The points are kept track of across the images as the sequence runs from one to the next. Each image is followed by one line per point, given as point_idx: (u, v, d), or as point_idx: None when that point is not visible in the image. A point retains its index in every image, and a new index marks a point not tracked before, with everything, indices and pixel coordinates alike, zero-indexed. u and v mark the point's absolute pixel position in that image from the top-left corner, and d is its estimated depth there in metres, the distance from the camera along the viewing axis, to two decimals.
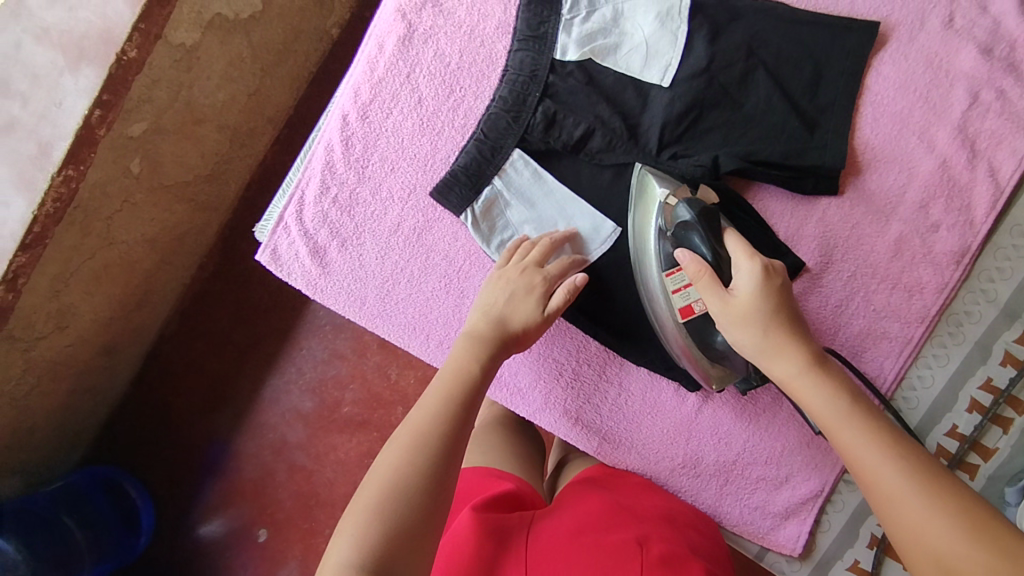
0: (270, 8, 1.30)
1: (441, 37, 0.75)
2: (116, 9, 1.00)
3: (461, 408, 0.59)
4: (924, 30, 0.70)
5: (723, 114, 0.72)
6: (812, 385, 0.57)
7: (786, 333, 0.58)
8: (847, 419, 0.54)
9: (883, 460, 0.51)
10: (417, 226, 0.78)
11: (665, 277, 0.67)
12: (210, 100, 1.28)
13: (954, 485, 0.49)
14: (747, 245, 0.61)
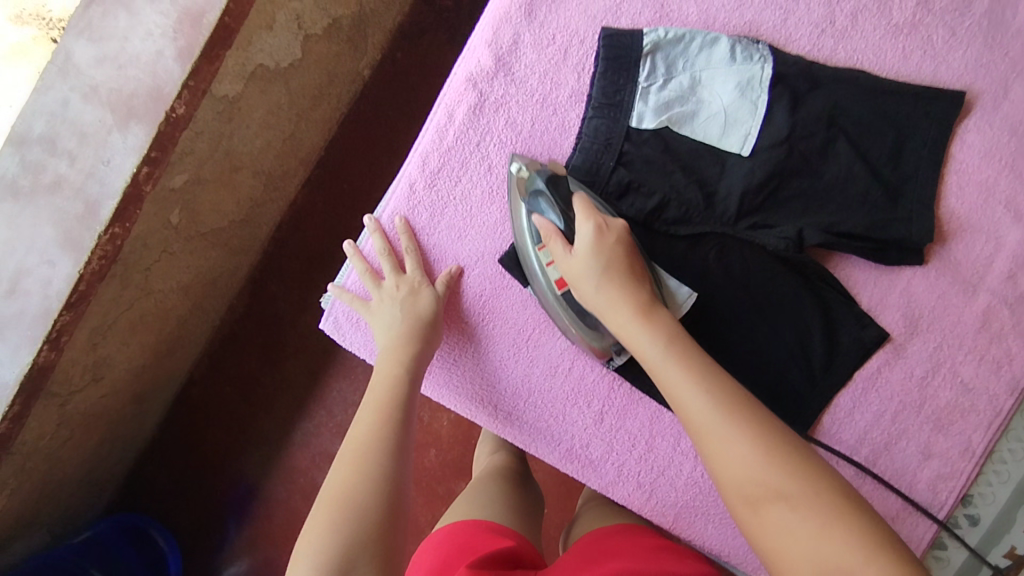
0: (309, 54, 1.29)
1: (513, 105, 0.74)
2: (166, 67, 0.98)
3: (393, 415, 0.68)
4: (1009, 99, 0.69)
5: (803, 183, 0.70)
6: (639, 333, 0.61)
7: (621, 284, 0.63)
8: (665, 362, 0.59)
9: (697, 398, 0.56)
10: (483, 293, 0.76)
11: (536, 253, 0.69)
12: (248, 147, 1.28)
13: (752, 410, 0.55)
14: (583, 204, 0.65)
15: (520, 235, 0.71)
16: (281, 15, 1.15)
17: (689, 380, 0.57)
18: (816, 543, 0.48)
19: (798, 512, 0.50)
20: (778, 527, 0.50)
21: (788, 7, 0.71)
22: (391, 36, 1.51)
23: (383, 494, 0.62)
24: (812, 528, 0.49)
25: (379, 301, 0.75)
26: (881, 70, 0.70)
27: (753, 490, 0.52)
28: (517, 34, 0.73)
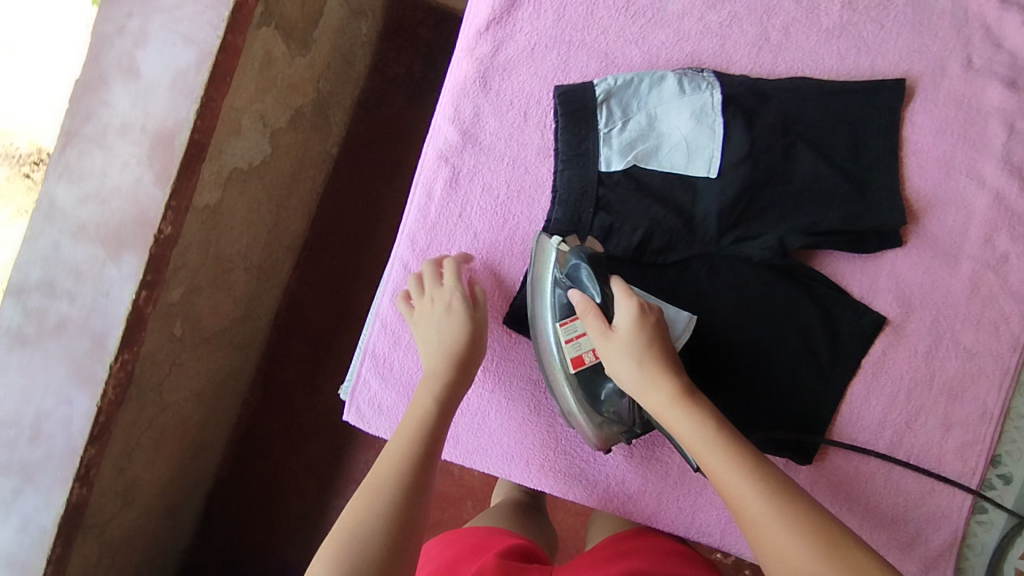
0: (278, 147, 1.33)
1: (486, 172, 0.77)
2: (149, 193, 1.01)
3: (426, 447, 0.65)
4: (947, 76, 0.72)
5: (773, 193, 0.73)
6: (681, 418, 0.60)
7: (659, 370, 0.63)
8: (712, 451, 0.58)
9: (748, 489, 0.55)
10: (494, 354, 0.78)
11: (557, 328, 0.70)
12: (236, 246, 1.31)
13: (809, 505, 0.53)
14: (626, 287, 0.66)
15: (546, 307, 0.71)
16: (246, 118, 1.19)
17: (739, 470, 0.56)
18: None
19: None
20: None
21: (723, 33, 0.75)
22: (351, 111, 1.57)
23: (397, 522, 0.58)
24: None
25: (416, 318, 0.73)
26: (822, 73, 0.74)
27: None
28: (477, 106, 0.76)
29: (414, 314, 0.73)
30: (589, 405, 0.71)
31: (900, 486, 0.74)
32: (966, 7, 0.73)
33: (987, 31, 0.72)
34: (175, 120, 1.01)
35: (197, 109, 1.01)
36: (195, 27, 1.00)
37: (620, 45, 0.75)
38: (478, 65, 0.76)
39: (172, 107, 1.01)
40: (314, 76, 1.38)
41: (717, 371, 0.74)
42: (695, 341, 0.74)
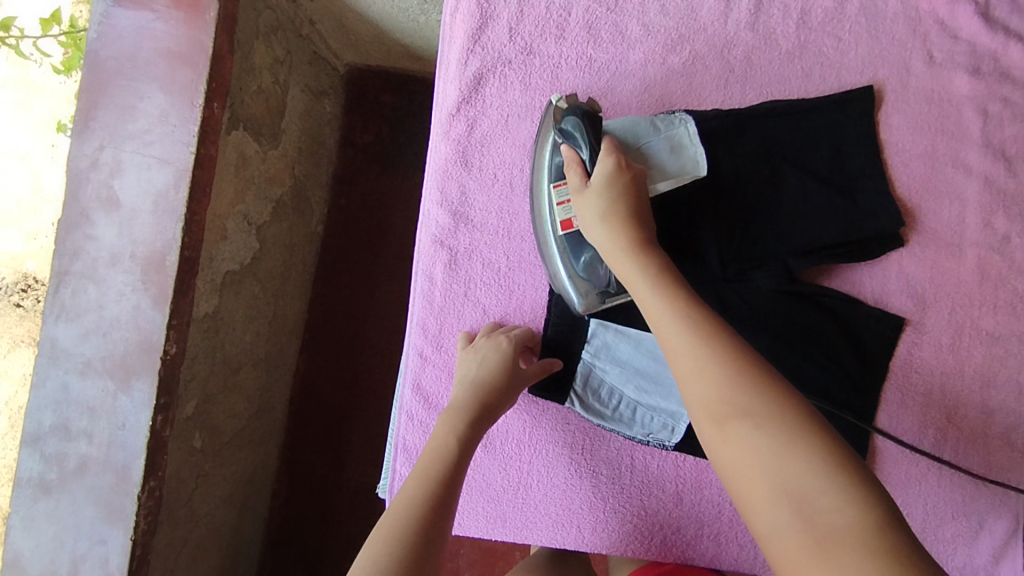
0: (266, 240, 1.34)
1: (484, 247, 0.77)
2: (147, 316, 0.98)
3: (444, 487, 0.62)
4: (913, 75, 0.74)
5: (768, 218, 0.74)
6: (629, 263, 0.60)
7: (619, 225, 0.62)
8: (652, 291, 0.57)
9: (674, 322, 0.54)
10: (525, 425, 0.77)
11: (551, 189, 0.70)
12: (241, 345, 1.30)
13: (732, 337, 0.52)
14: (610, 145, 0.65)
15: (543, 169, 0.72)
16: (231, 222, 1.19)
17: (670, 306, 0.55)
18: (777, 467, 0.45)
19: (764, 434, 0.46)
20: (739, 446, 0.47)
21: (688, 72, 0.76)
22: (329, 188, 1.58)
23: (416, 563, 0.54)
24: (775, 451, 0.45)
25: (467, 350, 0.72)
26: (791, 92, 0.75)
27: (716, 409, 0.49)
28: (462, 185, 0.77)
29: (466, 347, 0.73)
30: (572, 267, 0.70)
31: (953, 482, 0.74)
32: (917, 7, 0.74)
33: (942, 25, 0.74)
34: (163, 242, 0.99)
35: (183, 228, 0.99)
36: (169, 146, 0.99)
37: (590, 101, 0.76)
38: (456, 146, 0.77)
39: (158, 229, 0.99)
40: (288, 164, 1.39)
41: None
42: None
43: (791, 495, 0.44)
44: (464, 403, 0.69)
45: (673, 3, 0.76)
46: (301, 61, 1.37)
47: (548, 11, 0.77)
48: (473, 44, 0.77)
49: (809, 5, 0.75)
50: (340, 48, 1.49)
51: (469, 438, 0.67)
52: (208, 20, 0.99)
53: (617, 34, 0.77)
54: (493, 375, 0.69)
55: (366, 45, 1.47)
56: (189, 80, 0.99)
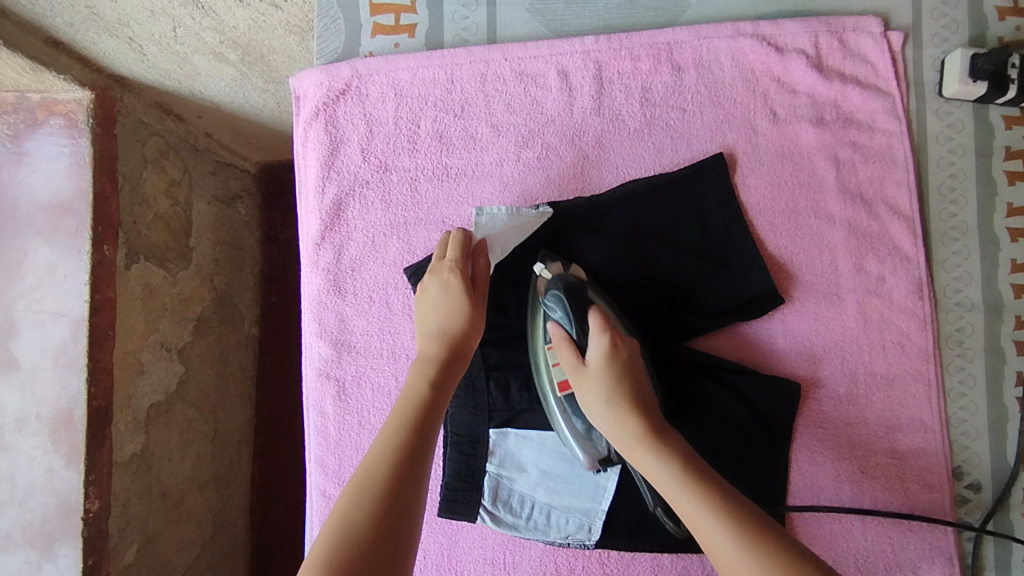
0: (191, 361, 1.19)
1: (371, 372, 0.75)
2: (64, 478, 0.96)
3: (416, 437, 0.55)
4: (761, 134, 0.74)
5: (644, 298, 0.73)
6: (652, 459, 0.55)
7: (629, 409, 0.58)
8: (681, 487, 0.52)
9: (717, 527, 0.49)
10: (443, 548, 0.75)
11: (544, 350, 0.67)
12: (180, 473, 1.16)
13: (784, 538, 0.48)
14: (602, 323, 0.62)
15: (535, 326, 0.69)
16: (146, 354, 1.08)
17: (708, 508, 0.50)
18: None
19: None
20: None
21: (544, 165, 0.76)
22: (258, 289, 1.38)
23: (390, 532, 0.48)
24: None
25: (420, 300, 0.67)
26: (647, 170, 0.75)
27: None
28: (339, 313, 0.76)
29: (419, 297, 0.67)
30: (573, 428, 0.67)
31: (880, 534, 0.72)
32: (752, 67, 0.75)
33: (779, 82, 0.75)
34: (68, 397, 0.97)
35: (87, 377, 0.97)
36: (60, 299, 0.97)
37: (453, 208, 0.76)
38: (327, 275, 0.76)
39: (61, 384, 0.97)
40: (205, 278, 1.22)
41: None
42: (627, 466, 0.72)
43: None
44: (431, 352, 0.62)
45: (517, 100, 0.76)
46: (203, 172, 1.22)
47: (397, 126, 0.77)
48: (328, 170, 0.77)
49: (648, 82, 0.75)
50: (246, 149, 1.31)
51: (436, 386, 0.59)
52: (82, 164, 0.97)
53: (468, 138, 0.76)
54: (453, 318, 0.63)
55: (272, 143, 1.29)
56: (71, 229, 0.97)
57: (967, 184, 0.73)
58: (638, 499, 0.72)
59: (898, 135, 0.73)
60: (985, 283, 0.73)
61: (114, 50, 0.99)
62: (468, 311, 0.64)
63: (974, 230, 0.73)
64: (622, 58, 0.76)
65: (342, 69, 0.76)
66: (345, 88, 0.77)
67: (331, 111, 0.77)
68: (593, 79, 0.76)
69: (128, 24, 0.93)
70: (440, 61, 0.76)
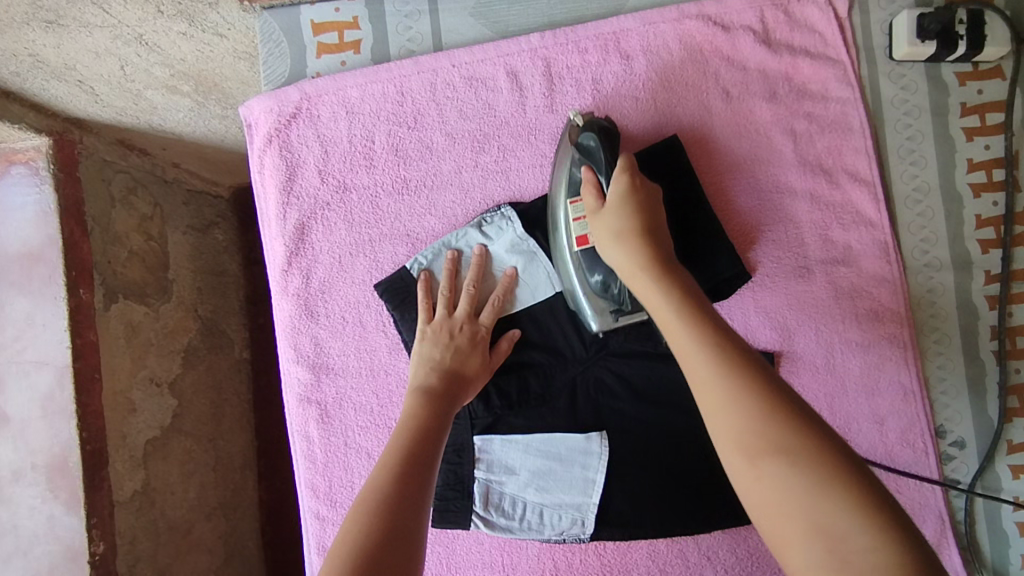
0: (184, 393, 1.14)
1: (351, 392, 0.75)
2: (66, 523, 0.93)
3: (422, 448, 0.56)
4: (715, 115, 0.74)
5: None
6: (653, 285, 0.52)
7: (638, 243, 0.56)
8: (671, 311, 0.49)
9: (699, 346, 0.45)
10: (441, 558, 0.76)
11: (568, 202, 0.65)
12: (187, 504, 1.11)
13: (763, 368, 0.44)
14: (628, 160, 0.61)
15: (559, 184, 0.66)
16: (137, 392, 1.04)
17: (695, 332, 0.46)
18: (818, 516, 0.38)
19: (796, 467, 0.39)
20: (770, 485, 0.40)
21: (503, 167, 0.75)
22: (244, 311, 1.32)
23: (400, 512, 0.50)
24: (808, 495, 0.39)
25: (435, 334, 0.68)
26: None
27: (746, 442, 0.41)
28: (314, 336, 0.76)
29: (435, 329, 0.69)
30: (586, 283, 0.65)
31: None
32: (700, 48, 0.74)
33: (728, 60, 0.74)
34: (61, 444, 0.93)
35: (78, 423, 0.93)
36: (42, 347, 0.93)
37: (416, 221, 0.76)
38: (298, 300, 0.76)
39: (52, 433, 0.93)
40: (188, 308, 1.17)
41: (645, 469, 0.72)
42: (614, 458, 0.72)
43: (844, 562, 0.37)
44: (432, 384, 0.64)
45: (469, 105, 0.76)
46: (176, 203, 1.16)
47: (351, 143, 0.76)
48: (288, 196, 0.76)
49: (598, 74, 0.75)
50: (217, 173, 1.24)
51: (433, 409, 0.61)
52: (47, 212, 0.93)
53: (424, 149, 0.76)
54: (468, 364, 0.67)
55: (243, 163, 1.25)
56: (45, 276, 0.94)
57: (926, 143, 0.73)
58: (628, 489, 0.72)
59: (851, 102, 0.73)
60: (951, 241, 0.73)
61: (65, 93, 0.96)
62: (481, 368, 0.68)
63: (936, 189, 0.73)
64: (569, 52, 0.75)
65: (290, 94, 0.76)
66: (295, 112, 0.76)
67: (284, 137, 0.76)
68: (543, 75, 0.75)
69: (75, 67, 0.91)
70: (387, 74, 0.76)
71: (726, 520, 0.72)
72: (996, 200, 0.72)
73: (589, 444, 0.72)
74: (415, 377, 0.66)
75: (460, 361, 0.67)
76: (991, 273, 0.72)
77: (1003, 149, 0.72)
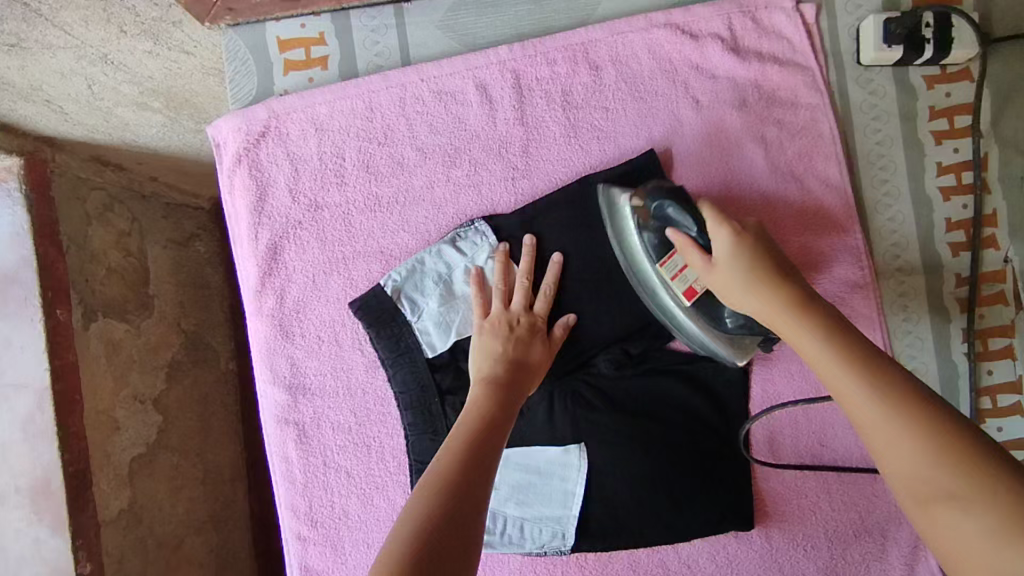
0: (171, 409, 1.02)
1: (329, 412, 0.75)
2: (52, 544, 0.84)
3: (484, 437, 0.55)
4: (686, 124, 0.74)
5: (580, 316, 0.72)
6: (798, 327, 0.51)
7: (773, 286, 0.54)
8: (826, 353, 0.49)
9: (862, 387, 0.46)
10: None
11: (660, 268, 0.64)
12: (178, 518, 1.00)
13: (951, 414, 0.43)
14: (716, 211, 0.57)
15: (640, 252, 0.66)
16: (120, 410, 0.92)
17: (856, 372, 0.46)
18: (999, 561, 0.37)
19: (973, 515, 0.39)
20: (947, 531, 0.40)
21: (475, 182, 0.75)
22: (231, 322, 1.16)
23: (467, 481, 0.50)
24: (986, 541, 0.38)
25: (488, 329, 0.68)
26: (577, 173, 0.74)
27: (923, 493, 0.41)
28: (290, 357, 0.75)
29: (487, 325, 0.68)
30: (721, 329, 0.64)
31: (846, 502, 0.74)
32: (669, 57, 0.74)
33: (697, 69, 0.74)
34: (43, 466, 0.84)
35: (60, 445, 0.83)
36: (19, 369, 0.84)
37: (389, 237, 0.75)
38: (272, 321, 0.75)
39: (34, 455, 0.84)
40: (172, 322, 1.04)
41: (624, 480, 0.72)
42: (593, 470, 0.73)
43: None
44: (497, 374, 0.64)
45: (439, 119, 0.75)
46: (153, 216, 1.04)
47: (322, 161, 0.76)
48: (259, 216, 0.75)
49: (568, 85, 0.75)
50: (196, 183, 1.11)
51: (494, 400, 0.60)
52: (21, 234, 0.84)
53: (395, 165, 0.75)
54: (527, 353, 0.66)
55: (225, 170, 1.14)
56: (19, 298, 0.83)
57: (895, 148, 0.74)
58: (608, 500, 0.73)
59: (821, 108, 0.73)
60: (922, 245, 0.73)
61: (36, 114, 0.93)
62: (540, 352, 0.67)
63: (906, 193, 0.73)
64: (538, 63, 0.75)
65: (258, 112, 0.75)
66: (263, 131, 0.75)
67: (253, 156, 0.76)
68: (513, 88, 0.75)
69: (41, 87, 0.89)
70: (356, 90, 0.75)
71: (705, 529, 0.73)
72: (966, 203, 0.73)
73: (567, 456, 0.73)
74: (478, 368, 0.66)
75: (521, 350, 0.66)
76: (961, 276, 0.73)
77: (971, 152, 0.72)
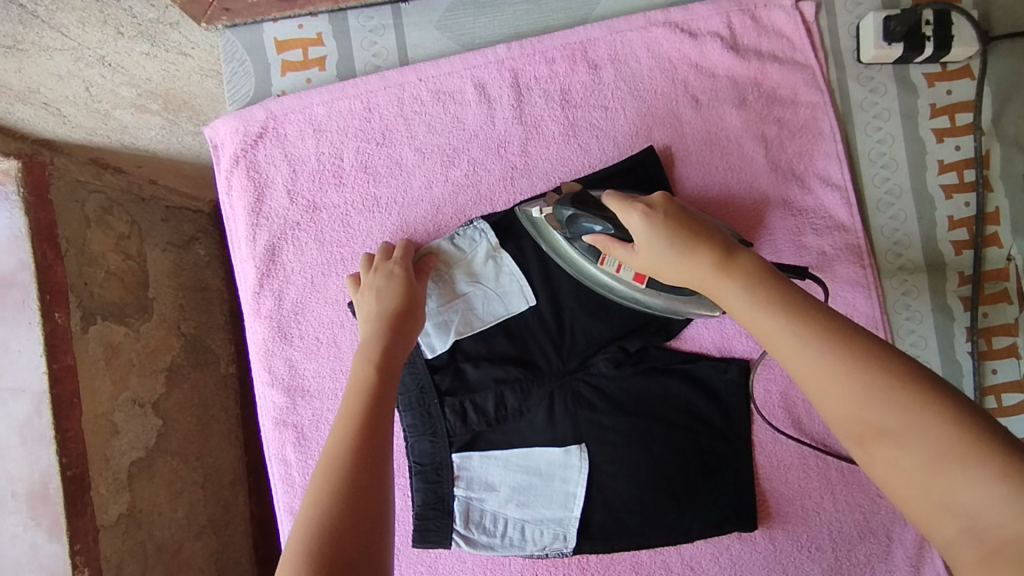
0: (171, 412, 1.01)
1: (328, 414, 0.74)
2: (49, 549, 0.82)
3: (368, 446, 0.51)
4: (685, 122, 0.73)
5: (579, 315, 0.72)
6: (726, 288, 0.50)
7: (694, 249, 0.53)
8: (759, 308, 0.48)
9: (793, 335, 0.45)
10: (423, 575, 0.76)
11: (603, 265, 0.66)
12: (177, 521, 0.98)
13: (875, 345, 0.43)
14: (619, 203, 0.59)
15: (579, 256, 0.68)
16: (120, 413, 0.91)
17: (790, 323, 0.45)
18: (942, 486, 0.38)
19: (915, 447, 0.39)
20: (891, 464, 0.40)
21: (473, 181, 0.75)
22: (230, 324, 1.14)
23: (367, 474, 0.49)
24: (928, 467, 0.38)
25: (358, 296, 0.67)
26: (577, 172, 0.74)
27: (864, 430, 0.41)
28: (288, 358, 0.75)
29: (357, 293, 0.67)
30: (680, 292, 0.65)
31: (850, 503, 0.73)
32: (668, 56, 0.74)
33: (697, 67, 0.74)
34: (41, 471, 0.83)
35: (57, 448, 0.82)
36: (16, 373, 0.83)
37: (388, 238, 0.75)
38: (270, 323, 0.75)
39: (31, 459, 0.83)
40: (172, 324, 1.03)
41: (624, 481, 0.72)
42: (594, 471, 0.72)
43: (976, 534, 0.36)
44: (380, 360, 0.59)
45: (437, 119, 0.75)
46: (154, 222, 1.02)
47: (320, 162, 0.75)
48: (256, 217, 0.75)
49: (567, 84, 0.74)
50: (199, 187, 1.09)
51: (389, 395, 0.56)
52: (19, 237, 0.82)
53: (393, 165, 0.75)
54: (390, 304, 0.64)
55: None
56: (17, 302, 0.82)
57: (896, 146, 0.73)
58: (610, 502, 0.72)
59: (821, 106, 0.73)
60: (925, 243, 0.73)
61: (34, 117, 0.92)
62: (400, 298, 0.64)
63: (908, 191, 0.73)
64: (537, 63, 0.75)
65: (256, 113, 0.75)
66: (261, 132, 0.75)
67: (251, 157, 0.75)
68: (511, 87, 0.75)
69: (39, 90, 0.89)
70: (354, 91, 0.75)
71: (708, 531, 0.72)
72: (968, 201, 0.72)
73: (567, 457, 0.72)
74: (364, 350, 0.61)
75: (382, 301, 0.64)
76: (964, 274, 0.72)
77: (973, 149, 0.72)
